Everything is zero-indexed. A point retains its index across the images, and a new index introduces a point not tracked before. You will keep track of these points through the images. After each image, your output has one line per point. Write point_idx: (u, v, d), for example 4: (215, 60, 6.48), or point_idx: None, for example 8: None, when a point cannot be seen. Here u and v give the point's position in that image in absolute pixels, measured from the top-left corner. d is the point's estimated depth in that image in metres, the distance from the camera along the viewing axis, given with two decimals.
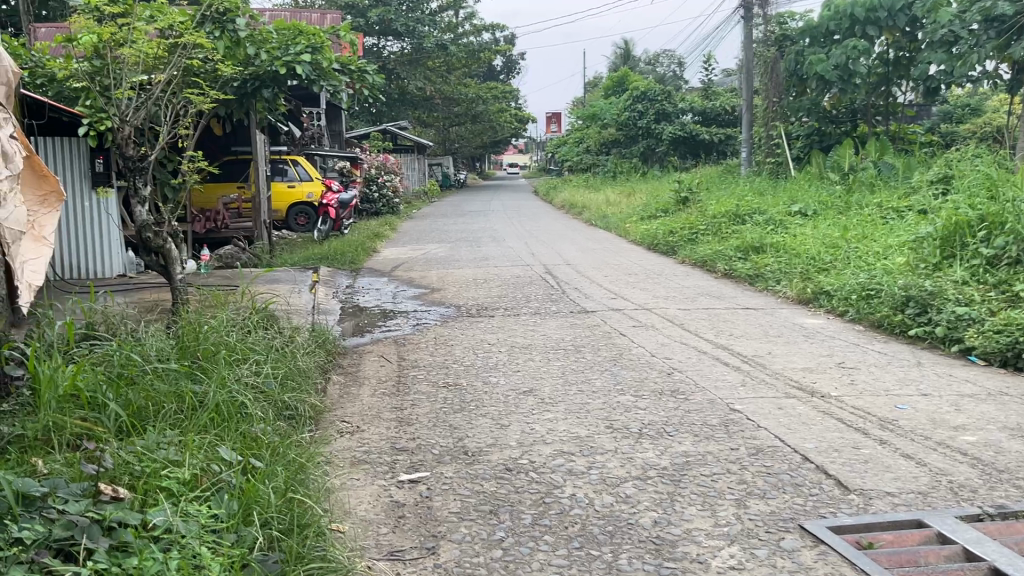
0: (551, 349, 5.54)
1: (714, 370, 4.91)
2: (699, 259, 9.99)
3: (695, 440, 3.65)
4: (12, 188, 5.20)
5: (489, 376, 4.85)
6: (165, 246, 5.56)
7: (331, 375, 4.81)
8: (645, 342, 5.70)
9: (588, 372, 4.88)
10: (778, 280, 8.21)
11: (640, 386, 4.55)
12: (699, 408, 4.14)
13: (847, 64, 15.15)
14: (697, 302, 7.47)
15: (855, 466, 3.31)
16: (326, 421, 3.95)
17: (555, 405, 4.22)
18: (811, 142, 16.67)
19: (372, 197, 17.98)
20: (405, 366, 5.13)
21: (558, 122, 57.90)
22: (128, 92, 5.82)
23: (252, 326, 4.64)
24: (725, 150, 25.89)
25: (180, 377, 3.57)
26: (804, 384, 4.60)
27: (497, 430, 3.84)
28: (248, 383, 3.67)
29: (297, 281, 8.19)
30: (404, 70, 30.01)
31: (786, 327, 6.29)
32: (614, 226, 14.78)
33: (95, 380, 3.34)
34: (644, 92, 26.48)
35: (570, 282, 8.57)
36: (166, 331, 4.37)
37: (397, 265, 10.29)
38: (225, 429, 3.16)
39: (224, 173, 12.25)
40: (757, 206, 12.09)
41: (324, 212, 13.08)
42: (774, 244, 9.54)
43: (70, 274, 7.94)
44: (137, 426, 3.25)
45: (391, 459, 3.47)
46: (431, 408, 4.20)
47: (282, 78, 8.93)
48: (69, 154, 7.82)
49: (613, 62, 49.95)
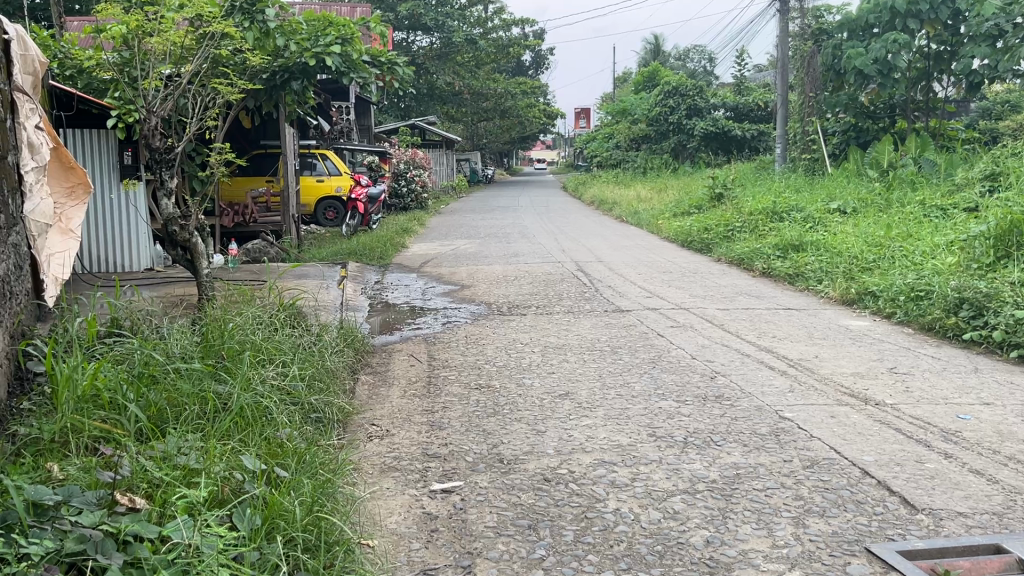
0: (586, 350, 5.33)
1: (760, 374, 4.68)
2: (736, 257, 9.72)
3: (745, 451, 3.43)
4: (36, 179, 5.13)
5: (522, 378, 4.66)
6: (191, 240, 5.42)
7: (359, 375, 4.64)
8: (685, 343, 5.48)
9: (626, 375, 4.67)
10: (819, 279, 7.94)
11: (682, 391, 4.34)
12: (746, 415, 3.92)
13: (887, 58, 14.64)
14: (735, 301, 7.22)
15: (921, 482, 3.07)
16: (354, 423, 3.77)
17: (593, 410, 4.02)
18: (847, 138, 16.29)
19: (401, 192, 17.83)
20: (436, 367, 4.94)
21: (587, 118, 57.68)
22: (154, 83, 5.71)
23: (279, 324, 4.49)
24: (758, 146, 25.51)
25: (203, 377, 3.42)
26: (856, 391, 4.35)
27: (533, 436, 3.64)
28: (274, 385, 3.52)
29: (325, 277, 8.05)
30: (434, 66, 29.90)
31: (831, 330, 6.03)
32: (645, 223, 14.52)
33: (116, 379, 3.19)
34: (676, 87, 26.26)
35: (604, 280, 8.34)
36: (190, 328, 4.24)
37: (426, 261, 10.11)
38: (251, 434, 3.01)
39: (253, 165, 12.17)
40: (794, 203, 11.78)
41: (352, 207, 12.94)
42: (814, 242, 9.25)
43: (98, 267, 7.89)
44: (158, 428, 3.11)
45: (423, 467, 3.29)
46: (463, 412, 4.02)
47: (312, 70, 8.78)
48: (97, 146, 7.73)
49: (642, 58, 49.55)
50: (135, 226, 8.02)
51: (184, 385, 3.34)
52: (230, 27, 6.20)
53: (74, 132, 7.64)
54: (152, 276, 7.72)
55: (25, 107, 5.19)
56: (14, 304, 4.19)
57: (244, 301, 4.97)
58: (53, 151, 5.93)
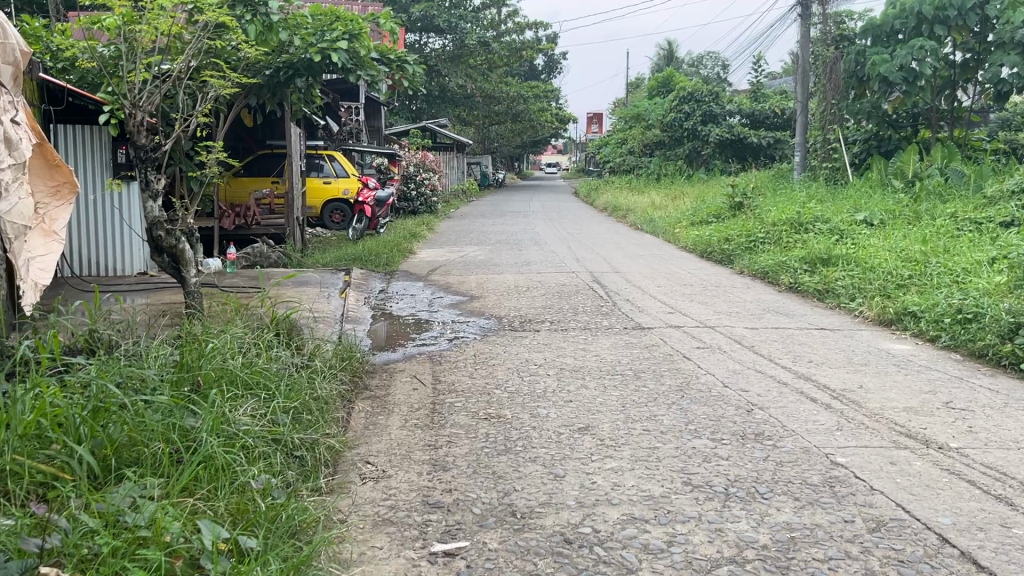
0: (606, 374, 4.84)
1: (802, 408, 4.19)
2: (760, 271, 9.23)
3: (797, 507, 2.94)
4: (13, 178, 4.71)
5: (537, 407, 4.19)
6: (178, 246, 4.98)
7: (356, 401, 4.17)
8: (713, 368, 5.01)
9: (651, 407, 4.18)
10: (852, 297, 7.44)
11: (717, 427, 3.86)
12: (794, 460, 3.43)
13: (912, 65, 14.05)
14: (764, 319, 6.73)
15: (1012, 554, 2.60)
16: (346, 461, 3.32)
17: (618, 449, 3.55)
18: (869, 147, 15.74)
19: (410, 195, 17.37)
20: (440, 391, 4.47)
21: (599, 122, 57.01)
22: (142, 75, 5.25)
23: (267, 344, 4.03)
24: (774, 153, 25.01)
25: (172, 409, 2.95)
26: (914, 430, 3.85)
27: (550, 482, 3.16)
28: (253, 419, 3.05)
29: (325, 285, 7.59)
30: (446, 68, 29.57)
31: (872, 354, 5.54)
32: (661, 231, 14.02)
33: (68, 411, 2.72)
34: (691, 92, 25.76)
35: (622, 292, 7.88)
36: (166, 348, 3.78)
37: (435, 268, 9.66)
38: (222, 486, 2.54)
39: (257, 165, 11.76)
40: (819, 212, 11.27)
41: (359, 210, 12.49)
42: (845, 255, 8.74)
43: (88, 271, 7.47)
44: (115, 474, 2.63)
45: (422, 521, 2.82)
46: (471, 448, 3.55)
47: (319, 67, 8.23)
48: (90, 143, 7.31)
49: (656, 64, 49.07)
50: (129, 226, 7.61)
51: (148, 417, 2.88)
52: (224, 16, 5.74)
53: (65, 128, 7.22)
54: (142, 281, 7.30)
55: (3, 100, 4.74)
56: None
57: (230, 316, 4.54)
58: (37, 147, 5.49)
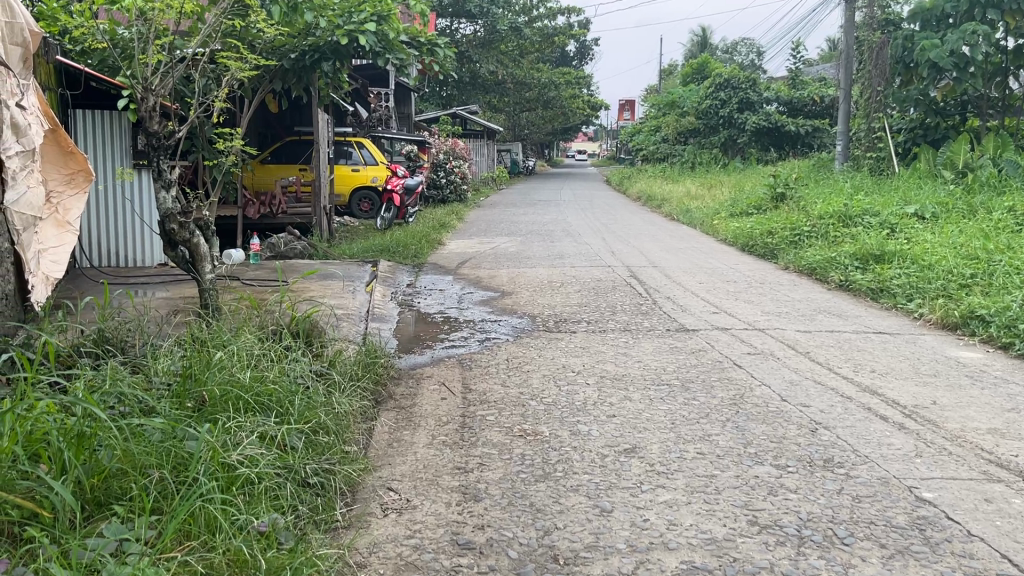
0: (651, 384, 4.44)
1: (873, 429, 3.76)
2: (807, 267, 8.76)
3: (886, 556, 2.53)
4: (28, 164, 4.37)
5: (577, 423, 3.79)
6: (193, 240, 4.60)
7: (380, 415, 3.82)
8: (769, 378, 4.58)
9: (704, 425, 3.77)
10: (909, 297, 6.96)
11: (780, 451, 3.45)
12: (872, 493, 3.02)
13: (964, 51, 13.28)
14: (817, 321, 6.28)
15: None
16: (367, 487, 2.99)
17: (671, 477, 3.15)
18: (915, 136, 14.97)
19: (440, 183, 17.00)
20: (471, 402, 4.09)
21: (632, 109, 56.22)
22: (155, 56, 4.77)
23: (280, 352, 3.68)
24: (812, 142, 24.30)
25: (170, 430, 2.62)
26: (1004, 459, 3.41)
27: (597, 518, 2.78)
28: (260, 444, 2.74)
29: (351, 279, 7.26)
30: (477, 53, 29.04)
31: (940, 363, 5.08)
32: (699, 222, 13.50)
33: (50, 428, 2.38)
34: (728, 79, 25.04)
35: (661, 290, 7.46)
36: (171, 353, 3.45)
37: (464, 261, 9.29)
38: (220, 531, 2.22)
39: (282, 152, 11.43)
40: (868, 205, 10.69)
41: (388, 199, 12.15)
42: (899, 252, 8.21)
43: (107, 262, 7.21)
44: (101, 509, 2.31)
45: (451, 566, 2.45)
46: (506, 473, 3.17)
47: (345, 50, 7.90)
48: (108, 130, 7.00)
49: (690, 50, 48.21)
50: (149, 218, 7.30)
51: (143, 440, 2.54)
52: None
53: (82, 113, 6.89)
54: (162, 272, 6.99)
55: (10, 80, 4.21)
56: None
57: (245, 317, 4.21)
58: (50, 132, 5.16)
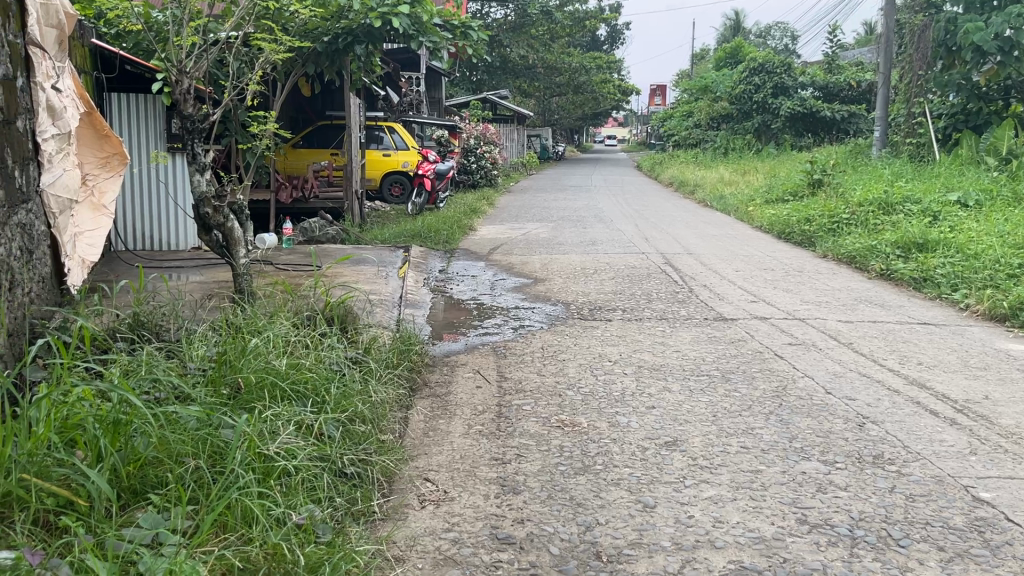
0: (691, 375, 4.33)
1: (923, 424, 3.63)
2: (846, 255, 8.55)
3: (944, 560, 2.42)
4: (63, 147, 4.34)
5: (616, 414, 3.70)
6: (227, 225, 4.57)
7: (416, 404, 3.77)
8: (812, 369, 4.46)
9: (746, 418, 3.67)
10: (954, 287, 6.76)
11: (827, 445, 3.34)
12: (926, 492, 2.90)
13: (1009, 34, 12.88)
14: (858, 311, 6.12)
15: None
16: (403, 477, 2.94)
17: (714, 471, 3.06)
18: (955, 122, 14.59)
19: (471, 168, 16.91)
20: (507, 391, 4.02)
21: (664, 94, 55.65)
22: (191, 39, 4.71)
23: (315, 339, 3.63)
24: (849, 128, 23.70)
25: (206, 418, 2.57)
26: None
27: (640, 514, 2.69)
28: (296, 434, 2.69)
29: (383, 264, 7.21)
30: (507, 38, 28.92)
31: (990, 356, 4.90)
32: (733, 209, 13.30)
33: (85, 415, 2.34)
34: (762, 63, 24.61)
35: (697, 277, 7.32)
36: (206, 338, 3.41)
37: (496, 247, 9.21)
38: (257, 524, 2.18)
39: (314, 136, 11.43)
40: (909, 192, 10.42)
41: (419, 183, 12.05)
42: (944, 240, 7.98)
43: (141, 246, 7.22)
44: (138, 498, 2.27)
45: (490, 561, 2.39)
46: (544, 465, 3.09)
47: (378, 33, 7.86)
48: (142, 113, 6.99)
49: (723, 34, 47.57)
50: (183, 202, 7.29)
51: (178, 426, 2.49)
52: None
53: (117, 96, 6.88)
54: (196, 256, 6.99)
55: (46, 62, 4.17)
56: (19, 296, 3.43)
57: (279, 302, 4.17)
58: (85, 115, 5.12)
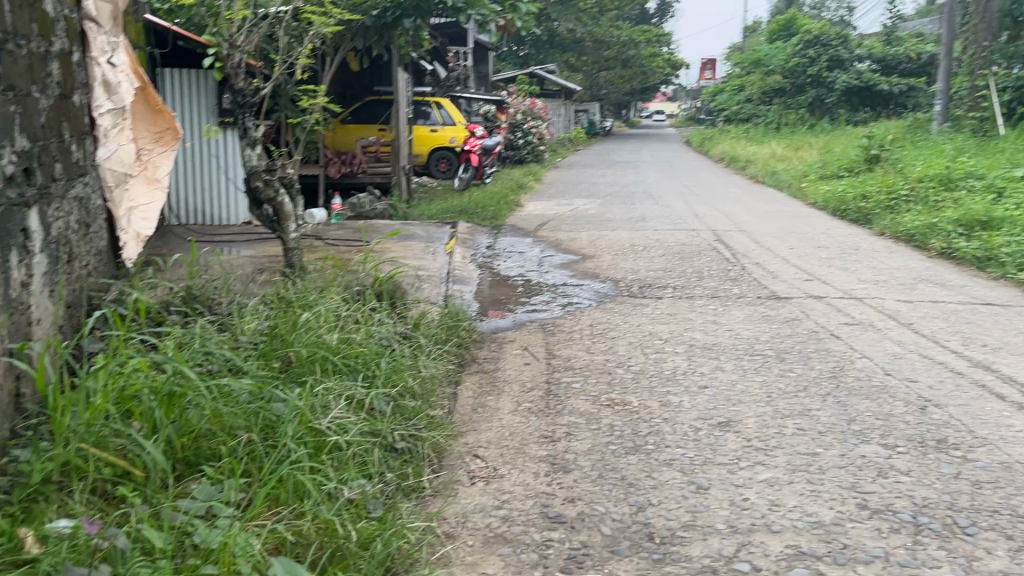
0: (743, 354, 4.24)
1: (989, 408, 3.50)
2: (905, 233, 8.30)
3: (1014, 550, 2.33)
4: (118, 121, 4.38)
5: (667, 393, 3.64)
6: (277, 199, 4.58)
7: (464, 379, 3.75)
8: (870, 350, 4.33)
9: (802, 399, 3.57)
10: (1020, 267, 6.51)
11: (887, 428, 3.24)
12: (994, 479, 2.79)
13: None
14: (917, 291, 5.93)
15: None
16: (453, 453, 2.92)
17: (770, 453, 2.99)
18: None
19: (518, 143, 16.80)
20: (556, 368, 3.98)
21: (714, 68, 54.63)
22: (243, 13, 4.69)
23: (366, 314, 3.63)
24: (907, 102, 23.03)
25: (259, 391, 2.57)
26: None
27: (694, 496, 2.64)
28: (346, 409, 2.68)
29: (431, 239, 7.20)
30: (555, 11, 28.65)
31: None
32: (785, 185, 13.01)
33: (141, 387, 2.36)
34: (817, 36, 23.97)
35: (749, 255, 7.16)
36: (258, 312, 3.43)
37: (544, 222, 9.14)
38: (308, 498, 2.18)
39: (362, 110, 11.46)
40: (971, 168, 10.07)
41: (466, 159, 11.93)
42: (1009, 218, 7.69)
43: (194, 220, 7.32)
44: (192, 469, 2.30)
45: (541, 541, 2.36)
46: (595, 444, 3.05)
47: (427, 6, 7.84)
48: (194, 88, 7.06)
49: (776, 6, 46.43)
50: (235, 177, 7.35)
51: (231, 399, 2.51)
52: None
53: (170, 71, 6.94)
54: (248, 230, 7.07)
55: (102, 37, 4.19)
56: (77, 269, 3.47)
57: (329, 277, 4.18)
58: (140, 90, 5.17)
